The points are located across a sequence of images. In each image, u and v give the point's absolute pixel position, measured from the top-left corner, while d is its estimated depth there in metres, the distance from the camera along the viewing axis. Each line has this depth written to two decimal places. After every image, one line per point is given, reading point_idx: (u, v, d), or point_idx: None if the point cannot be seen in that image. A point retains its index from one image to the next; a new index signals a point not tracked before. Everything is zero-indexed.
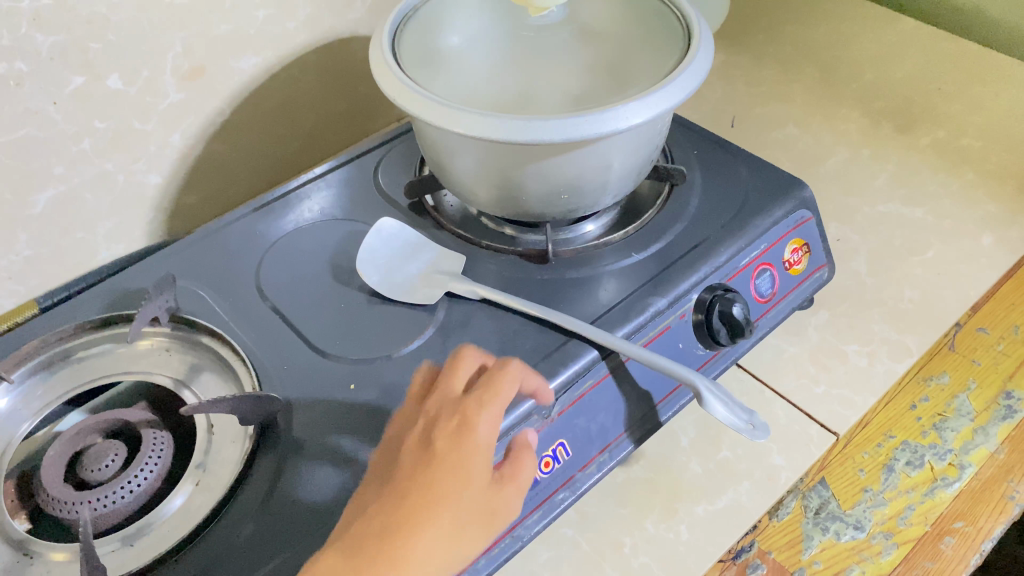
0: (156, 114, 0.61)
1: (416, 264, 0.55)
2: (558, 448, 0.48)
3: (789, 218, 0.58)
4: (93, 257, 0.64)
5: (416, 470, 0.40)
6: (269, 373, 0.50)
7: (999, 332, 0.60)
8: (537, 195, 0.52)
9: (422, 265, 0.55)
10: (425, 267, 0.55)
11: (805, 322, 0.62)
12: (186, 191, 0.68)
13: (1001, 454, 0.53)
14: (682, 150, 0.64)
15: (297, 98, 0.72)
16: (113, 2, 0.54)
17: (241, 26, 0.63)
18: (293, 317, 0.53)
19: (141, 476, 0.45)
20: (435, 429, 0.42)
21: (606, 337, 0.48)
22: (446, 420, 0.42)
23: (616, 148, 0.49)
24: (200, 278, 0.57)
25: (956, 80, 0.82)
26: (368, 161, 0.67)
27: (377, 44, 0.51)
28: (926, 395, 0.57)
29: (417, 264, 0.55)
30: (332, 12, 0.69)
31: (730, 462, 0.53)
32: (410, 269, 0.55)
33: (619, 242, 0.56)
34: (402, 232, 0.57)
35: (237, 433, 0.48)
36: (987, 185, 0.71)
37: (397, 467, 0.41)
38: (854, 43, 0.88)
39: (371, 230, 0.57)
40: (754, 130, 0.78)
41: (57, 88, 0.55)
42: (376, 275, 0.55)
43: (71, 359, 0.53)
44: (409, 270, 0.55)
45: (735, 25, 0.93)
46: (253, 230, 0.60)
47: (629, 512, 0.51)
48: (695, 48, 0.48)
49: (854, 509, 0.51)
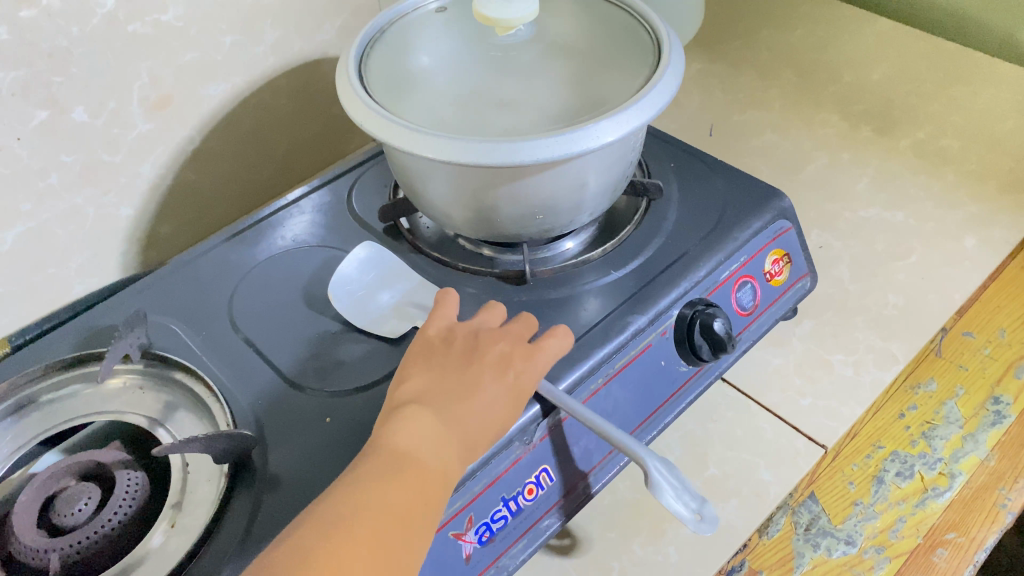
0: (124, 146, 0.60)
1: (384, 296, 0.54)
2: (541, 474, 0.48)
3: (768, 229, 0.57)
4: (67, 291, 0.63)
5: (494, 378, 0.43)
6: (244, 410, 0.49)
7: (986, 335, 0.60)
8: (511, 216, 0.51)
9: (390, 296, 0.54)
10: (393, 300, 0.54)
11: (789, 332, 0.61)
12: (160, 221, 0.67)
13: (992, 461, 0.52)
14: (658, 163, 0.64)
15: (269, 122, 0.71)
16: (76, 35, 0.53)
17: (208, 54, 0.62)
18: (266, 350, 0.52)
19: (114, 520, 0.44)
20: (512, 352, 0.45)
21: (546, 389, 0.45)
22: (523, 350, 0.45)
23: (589, 166, 0.48)
24: (173, 312, 0.56)
25: (933, 80, 0.82)
26: (343, 184, 0.66)
27: (344, 71, 0.50)
28: (913, 403, 0.56)
29: (385, 296, 0.54)
30: (301, 34, 0.69)
31: (717, 479, 0.53)
32: (377, 301, 0.54)
33: (598, 259, 0.56)
34: (383, 260, 0.56)
35: (213, 471, 0.47)
36: (969, 185, 0.71)
37: (470, 365, 0.44)
38: (830, 46, 0.88)
39: (351, 254, 0.56)
40: (733, 137, 0.78)
41: (20, 124, 0.53)
42: (346, 300, 0.54)
43: (40, 403, 0.52)
44: (377, 302, 0.54)
45: (710, 31, 0.93)
46: (228, 259, 0.60)
47: (617, 536, 0.50)
48: (665, 64, 0.48)
49: (845, 524, 0.50)
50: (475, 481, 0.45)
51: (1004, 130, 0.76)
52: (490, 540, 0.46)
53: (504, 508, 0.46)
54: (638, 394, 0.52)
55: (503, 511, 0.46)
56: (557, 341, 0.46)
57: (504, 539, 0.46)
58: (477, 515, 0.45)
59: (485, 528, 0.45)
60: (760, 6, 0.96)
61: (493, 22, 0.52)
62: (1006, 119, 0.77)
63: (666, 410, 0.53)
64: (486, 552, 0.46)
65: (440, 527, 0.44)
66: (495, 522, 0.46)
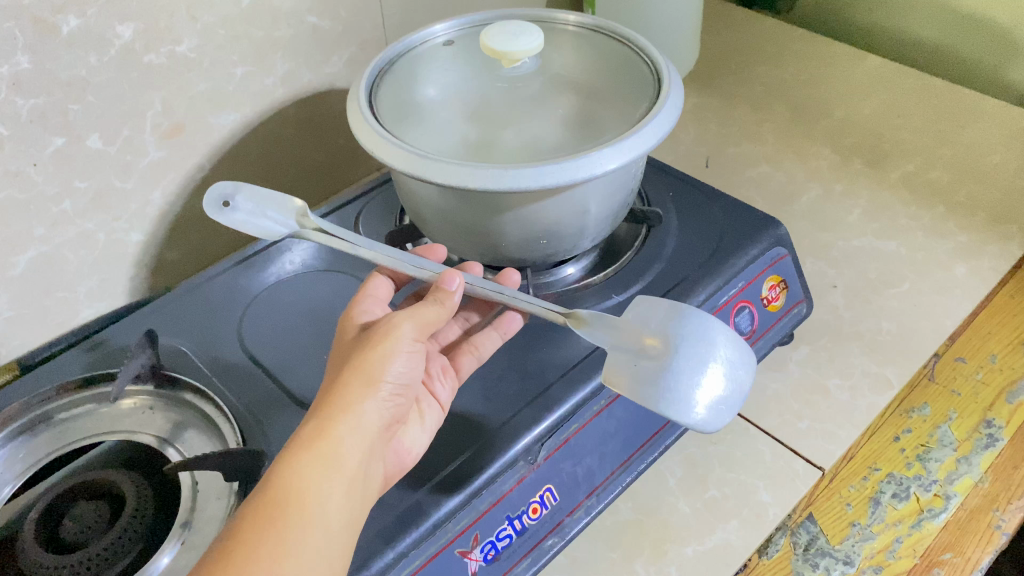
0: (137, 172, 0.62)
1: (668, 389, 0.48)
2: (545, 494, 0.48)
3: (764, 256, 0.59)
4: (76, 315, 0.63)
5: (337, 368, 0.43)
6: (251, 428, 0.50)
7: (977, 361, 0.61)
8: (516, 241, 0.53)
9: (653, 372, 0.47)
10: (690, 337, 0.47)
11: (785, 357, 0.63)
12: (168, 248, 0.68)
13: (985, 483, 0.53)
14: (658, 193, 0.66)
15: (277, 152, 0.73)
16: (93, 64, 0.55)
17: (219, 84, 0.64)
18: (276, 371, 0.53)
19: (123, 537, 0.45)
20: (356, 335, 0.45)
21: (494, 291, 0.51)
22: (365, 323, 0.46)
23: (591, 193, 0.50)
24: (183, 334, 0.57)
25: (923, 115, 0.85)
26: (349, 212, 0.67)
27: (357, 100, 0.52)
28: (908, 427, 0.57)
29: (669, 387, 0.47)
30: (310, 66, 0.70)
31: (716, 501, 0.54)
32: (697, 412, 0.45)
33: (600, 284, 0.58)
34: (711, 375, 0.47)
35: (222, 488, 0.48)
36: (959, 216, 0.73)
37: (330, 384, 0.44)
38: (822, 82, 0.90)
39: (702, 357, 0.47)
40: (729, 169, 0.79)
41: (38, 150, 0.55)
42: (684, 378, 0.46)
43: (53, 421, 0.53)
44: (695, 407, 0.45)
45: (706, 67, 0.95)
46: (237, 283, 0.61)
47: (619, 555, 0.51)
48: (665, 94, 0.50)
49: (843, 544, 0.51)
50: (480, 500, 0.46)
51: (991, 163, 0.78)
52: (495, 558, 0.46)
53: (509, 527, 0.47)
54: (638, 416, 0.53)
55: (508, 530, 0.47)
56: (447, 273, 0.48)
57: (509, 557, 0.47)
58: (482, 532, 0.46)
59: (490, 546, 0.46)
60: (754, 44, 0.98)
61: (500, 55, 0.54)
62: (992, 152, 0.79)
63: (665, 432, 0.54)
64: (491, 570, 0.46)
65: (445, 544, 0.44)
66: (500, 540, 0.46)
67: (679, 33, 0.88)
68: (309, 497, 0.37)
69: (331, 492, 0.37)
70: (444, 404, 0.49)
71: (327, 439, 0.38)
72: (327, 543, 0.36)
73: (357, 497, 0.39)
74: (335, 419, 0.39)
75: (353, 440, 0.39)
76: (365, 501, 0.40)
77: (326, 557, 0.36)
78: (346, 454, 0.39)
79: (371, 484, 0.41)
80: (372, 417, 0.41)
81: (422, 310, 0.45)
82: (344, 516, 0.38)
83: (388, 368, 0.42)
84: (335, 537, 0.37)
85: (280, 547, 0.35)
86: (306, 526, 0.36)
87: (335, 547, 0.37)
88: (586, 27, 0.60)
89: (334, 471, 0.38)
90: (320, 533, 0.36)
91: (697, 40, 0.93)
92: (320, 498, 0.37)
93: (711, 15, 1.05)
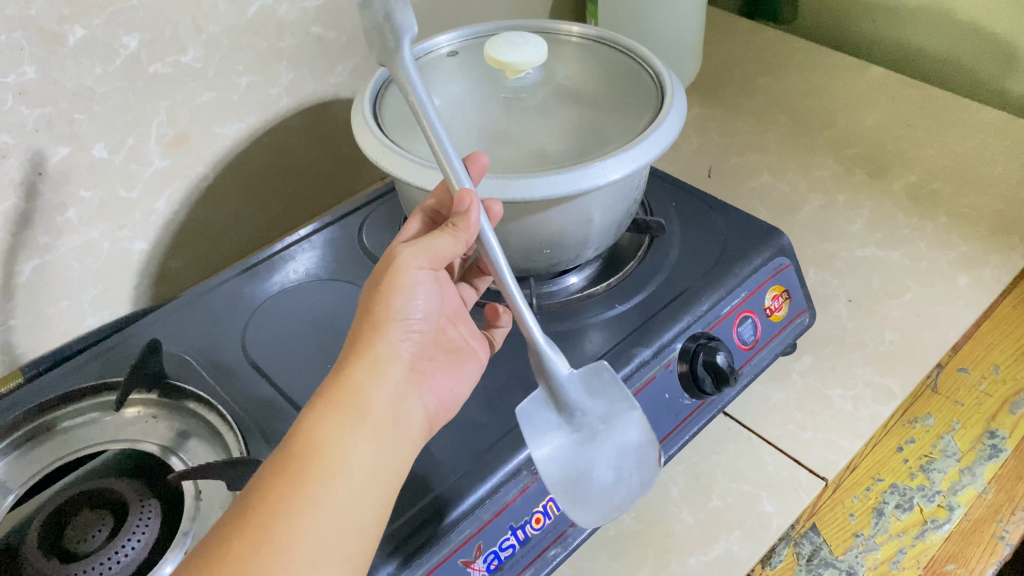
0: (142, 182, 0.62)
1: (561, 434, 0.49)
2: (549, 503, 0.48)
3: (768, 265, 0.59)
4: (80, 324, 0.64)
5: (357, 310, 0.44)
6: (255, 435, 0.50)
7: (980, 371, 0.61)
8: (520, 250, 0.53)
9: (550, 407, 0.50)
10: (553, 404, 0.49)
11: (789, 367, 0.63)
12: (172, 256, 0.68)
13: (989, 494, 0.54)
14: (661, 203, 0.66)
15: (282, 160, 0.73)
16: (99, 74, 0.55)
17: (224, 94, 0.64)
18: (279, 380, 0.53)
19: (128, 546, 0.45)
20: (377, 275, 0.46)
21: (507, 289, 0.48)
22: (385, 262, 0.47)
23: (596, 203, 0.50)
24: (186, 344, 0.57)
25: (925, 125, 0.85)
26: (353, 221, 0.67)
27: (394, 48, 0.43)
28: (911, 437, 0.58)
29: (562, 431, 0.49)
30: (315, 76, 0.71)
31: (720, 511, 0.53)
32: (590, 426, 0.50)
33: (603, 293, 0.58)
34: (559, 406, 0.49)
35: (226, 497, 0.48)
36: (961, 227, 0.73)
37: None
38: (825, 93, 0.91)
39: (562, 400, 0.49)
40: (732, 180, 0.80)
41: (43, 160, 0.55)
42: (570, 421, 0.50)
43: (57, 429, 0.54)
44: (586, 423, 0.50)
45: (709, 77, 0.95)
46: (241, 293, 0.61)
47: (622, 566, 0.51)
48: (668, 104, 0.50)
49: (846, 554, 0.51)
50: (484, 509, 0.46)
51: (993, 174, 0.78)
52: (498, 568, 0.46)
53: (512, 537, 0.47)
54: (568, 468, 0.48)
55: (511, 540, 0.47)
56: (463, 192, 0.42)
57: (513, 567, 0.47)
58: (486, 542, 0.46)
59: (494, 556, 0.46)
60: (757, 54, 0.99)
61: (504, 66, 0.54)
62: (994, 163, 0.79)
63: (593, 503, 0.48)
64: None
65: (449, 554, 0.44)
66: (503, 550, 0.46)
67: (682, 44, 0.88)
68: (333, 446, 0.38)
69: (356, 437, 0.39)
70: (484, 362, 0.51)
71: (346, 392, 0.40)
72: (356, 488, 0.38)
73: (386, 448, 0.40)
74: (352, 371, 0.41)
75: (372, 391, 0.41)
76: (399, 451, 0.41)
77: (354, 504, 0.37)
78: (367, 405, 0.40)
79: (405, 432, 0.42)
80: (388, 367, 0.42)
81: (432, 240, 0.43)
82: (372, 467, 0.39)
83: (399, 311, 0.43)
84: (365, 485, 0.38)
85: (302, 497, 0.36)
86: (331, 473, 0.37)
87: (363, 497, 0.38)
88: (589, 36, 0.60)
89: (358, 419, 0.39)
90: (346, 480, 0.37)
91: (699, 51, 0.93)
92: (342, 447, 0.38)
93: (713, 25, 1.05)
